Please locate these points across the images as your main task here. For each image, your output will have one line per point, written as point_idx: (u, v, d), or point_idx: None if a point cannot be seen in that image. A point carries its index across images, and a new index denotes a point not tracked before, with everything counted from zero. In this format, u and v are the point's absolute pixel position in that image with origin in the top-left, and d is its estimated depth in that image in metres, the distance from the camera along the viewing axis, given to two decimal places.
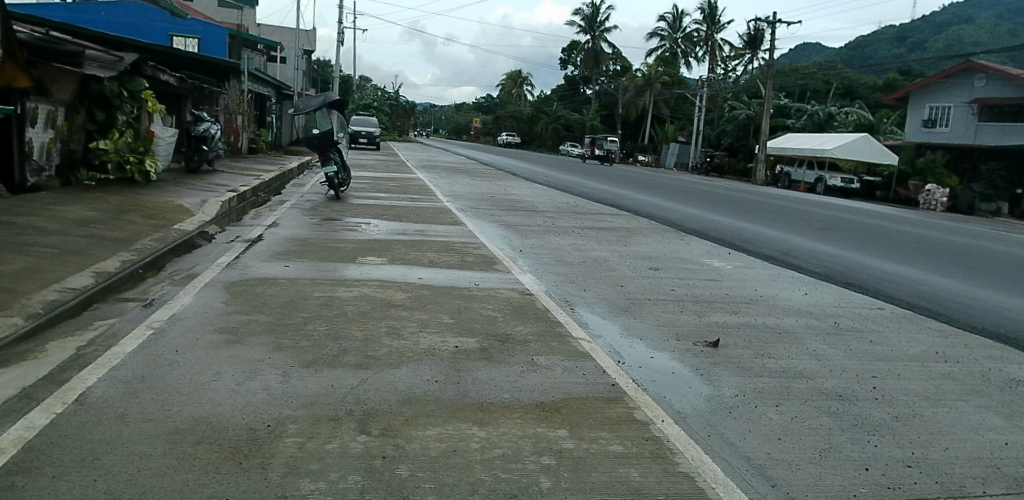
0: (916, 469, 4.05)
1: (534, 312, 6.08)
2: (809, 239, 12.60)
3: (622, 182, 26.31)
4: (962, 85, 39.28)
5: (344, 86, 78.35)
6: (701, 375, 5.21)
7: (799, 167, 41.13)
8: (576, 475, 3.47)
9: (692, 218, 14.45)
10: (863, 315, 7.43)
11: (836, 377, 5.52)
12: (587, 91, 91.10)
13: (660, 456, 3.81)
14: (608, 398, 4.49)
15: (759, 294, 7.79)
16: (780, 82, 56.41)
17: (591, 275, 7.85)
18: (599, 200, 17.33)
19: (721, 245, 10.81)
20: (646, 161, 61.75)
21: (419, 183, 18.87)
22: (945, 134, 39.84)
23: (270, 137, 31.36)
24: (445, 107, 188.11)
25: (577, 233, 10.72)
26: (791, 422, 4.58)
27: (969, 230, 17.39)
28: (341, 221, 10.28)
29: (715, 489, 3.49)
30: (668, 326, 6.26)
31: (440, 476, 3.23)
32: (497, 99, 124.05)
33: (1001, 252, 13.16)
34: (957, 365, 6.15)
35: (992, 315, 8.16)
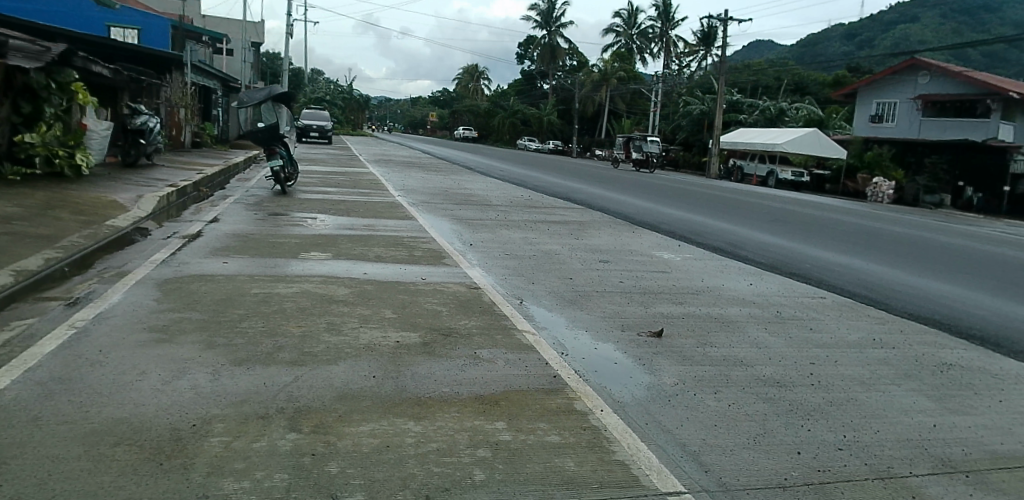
0: (846, 452, 4.22)
1: (480, 305, 6.06)
2: (759, 231, 12.81)
3: (575, 176, 26.55)
4: (907, 81, 40.55)
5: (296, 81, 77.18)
6: (643, 364, 5.26)
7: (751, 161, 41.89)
8: (511, 466, 3.47)
9: (645, 211, 14.57)
10: (805, 303, 7.62)
11: (775, 364, 5.65)
12: (544, 86, 91.53)
13: (596, 444, 3.85)
14: (549, 390, 4.51)
15: (706, 285, 7.90)
16: (734, 78, 57.51)
17: (539, 268, 7.89)
18: (555, 195, 17.33)
19: (672, 238, 10.92)
20: (603, 155, 62.29)
21: (371, 178, 18.63)
22: (891, 129, 41.20)
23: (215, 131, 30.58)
24: (402, 102, 187.32)
25: (528, 227, 10.72)
26: (728, 408, 4.68)
27: (910, 221, 18.01)
28: (288, 216, 10.13)
29: (649, 476, 3.58)
30: (613, 317, 6.31)
31: (371, 472, 3.19)
32: (452, 94, 123.73)
33: (941, 242, 13.68)
34: (892, 350, 6.37)
35: (926, 302, 8.49)
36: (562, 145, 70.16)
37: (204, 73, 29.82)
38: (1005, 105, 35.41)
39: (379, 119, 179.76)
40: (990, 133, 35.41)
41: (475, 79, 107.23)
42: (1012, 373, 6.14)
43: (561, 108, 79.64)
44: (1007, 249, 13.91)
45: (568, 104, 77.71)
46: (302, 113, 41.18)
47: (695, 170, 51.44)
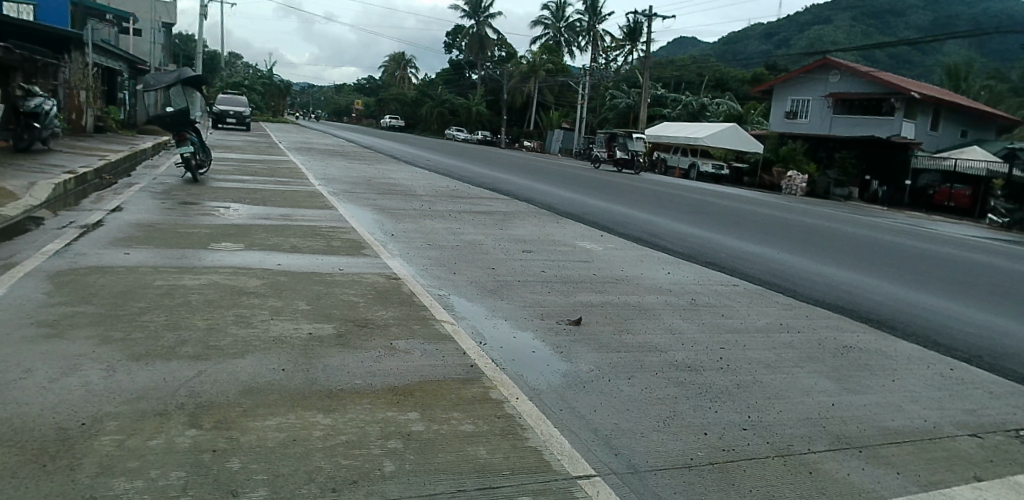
0: (749, 431, 4.43)
1: (399, 296, 6.00)
2: (678, 221, 13.19)
3: (503, 166, 26.70)
4: (820, 80, 42.66)
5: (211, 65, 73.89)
6: (561, 352, 5.34)
7: (674, 154, 43.13)
8: (422, 457, 3.45)
9: (569, 202, 14.76)
10: (718, 291, 7.90)
11: (688, 350, 5.84)
12: (472, 76, 91.34)
13: (510, 432, 3.88)
14: (465, 379, 4.51)
15: (626, 274, 8.10)
16: (658, 74, 59.08)
17: (462, 258, 7.87)
18: (481, 185, 17.30)
19: (595, 228, 11.10)
20: (532, 146, 62.77)
21: (291, 166, 18.10)
22: (805, 125, 43.28)
23: (120, 115, 28.97)
24: (326, 90, 182.90)
25: (453, 217, 10.70)
26: (640, 393, 4.82)
27: (820, 213, 19.00)
28: (199, 205, 9.75)
29: (561, 461, 3.65)
30: (534, 306, 6.37)
31: (275, 466, 3.10)
32: (378, 82, 121.51)
33: (847, 233, 14.50)
34: (797, 335, 6.72)
35: (831, 289, 8.97)
36: (491, 135, 70.10)
37: (108, 54, 28.12)
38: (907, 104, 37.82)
39: (304, 105, 174.73)
40: (894, 130, 37.76)
41: (402, 68, 105.79)
42: (904, 353, 6.60)
43: (490, 100, 79.71)
44: (905, 239, 14.91)
45: (497, 95, 77.86)
46: (218, 98, 39.47)
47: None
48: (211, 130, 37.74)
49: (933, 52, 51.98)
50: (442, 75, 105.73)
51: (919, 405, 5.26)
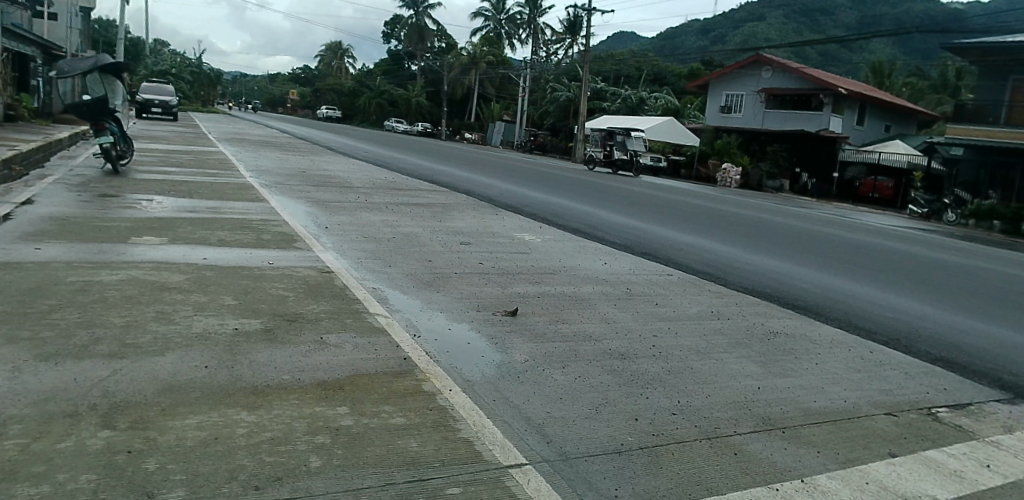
0: (679, 415, 4.56)
1: (331, 289, 5.89)
2: (616, 213, 13.38)
3: (444, 158, 26.51)
4: (753, 75, 44.06)
5: (134, 52, 70.32)
6: (496, 344, 5.35)
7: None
8: (351, 451, 3.40)
9: (510, 194, 14.77)
10: (652, 280, 8.08)
11: (621, 338, 5.95)
12: (411, 67, 90.29)
13: (441, 424, 3.88)
14: (397, 372, 4.47)
15: (562, 265, 8.20)
16: (598, 67, 59.75)
17: (398, 251, 7.79)
18: (419, 177, 17.10)
19: (534, 220, 11.14)
20: (473, 139, 62.57)
21: (219, 158, 17.48)
22: (739, 119, 44.63)
23: (32, 102, 27.31)
24: (260, 80, 177.16)
25: (389, 209, 10.57)
26: (573, 381, 4.88)
27: (753, 204, 19.62)
28: (119, 197, 9.30)
29: (492, 450, 3.67)
30: (470, 298, 6.36)
31: (194, 466, 3.01)
32: (313, 72, 118.50)
33: (777, 223, 15.03)
34: (727, 321, 6.95)
35: (760, 277, 9.29)
36: (431, 127, 69.43)
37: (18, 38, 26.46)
38: (835, 100, 39.45)
39: (236, 94, 168.75)
40: (823, 125, 39.35)
41: (339, 57, 103.55)
42: (827, 337, 6.91)
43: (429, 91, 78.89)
44: (832, 228, 15.54)
45: (437, 87, 77.16)
46: (141, 86, 37.65)
47: (561, 154, 52.33)
48: (135, 119, 36.10)
49: (858, 50, 54.37)
50: (381, 66, 104.09)
51: (840, 386, 5.52)
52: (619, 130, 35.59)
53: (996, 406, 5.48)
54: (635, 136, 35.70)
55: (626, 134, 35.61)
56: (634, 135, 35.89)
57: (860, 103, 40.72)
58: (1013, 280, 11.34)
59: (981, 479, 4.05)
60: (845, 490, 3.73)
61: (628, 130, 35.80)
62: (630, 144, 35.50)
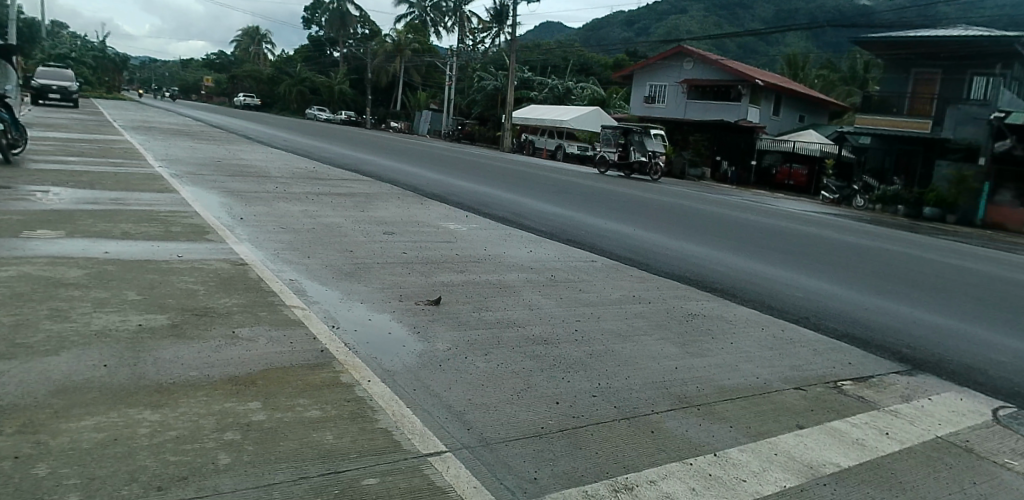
0: (599, 397, 4.67)
1: (245, 282, 5.71)
2: (542, 202, 13.48)
3: (369, 147, 26.03)
4: (675, 66, 45.25)
5: (28, 33, 65.36)
6: (418, 333, 5.33)
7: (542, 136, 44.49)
8: (263, 446, 3.31)
9: (436, 183, 14.67)
10: (578, 267, 8.21)
11: (545, 324, 6.04)
12: (334, 54, 88.02)
13: (359, 415, 3.82)
14: (315, 365, 4.39)
15: (489, 253, 8.22)
16: (525, 56, 59.98)
17: (318, 242, 7.61)
18: (341, 166, 16.72)
19: (460, 209, 11.10)
20: (399, 127, 61.73)
21: (124, 147, 16.52)
22: (662, 109, 45.75)
23: None
24: (171, 65, 168.44)
25: (309, 199, 10.30)
26: (494, 367, 4.92)
27: (676, 191, 20.15)
28: (10, 188, 8.67)
29: (412, 440, 3.65)
30: (392, 288, 6.29)
31: (91, 469, 2.85)
32: (228, 57, 113.45)
33: (699, 210, 15.47)
34: (649, 305, 7.14)
35: (681, 262, 9.59)
36: (356, 116, 67.91)
37: None
38: (753, 91, 41.01)
39: (145, 80, 159.93)
40: (742, 115, 40.79)
41: (256, 43, 99.55)
42: (742, 318, 7.21)
43: (353, 78, 77.10)
44: (751, 214, 16.15)
45: (361, 74, 75.52)
46: (36, 70, 35.07)
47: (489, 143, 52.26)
48: (28, 105, 33.67)
49: (774, 43, 56.68)
50: (301, 52, 100.89)
51: (752, 364, 5.78)
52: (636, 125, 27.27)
53: (895, 377, 5.88)
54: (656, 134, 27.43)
55: (645, 131, 27.41)
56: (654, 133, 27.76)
57: (776, 94, 42.47)
58: (913, 260, 12.14)
59: (881, 447, 4.33)
60: (755, 461, 3.92)
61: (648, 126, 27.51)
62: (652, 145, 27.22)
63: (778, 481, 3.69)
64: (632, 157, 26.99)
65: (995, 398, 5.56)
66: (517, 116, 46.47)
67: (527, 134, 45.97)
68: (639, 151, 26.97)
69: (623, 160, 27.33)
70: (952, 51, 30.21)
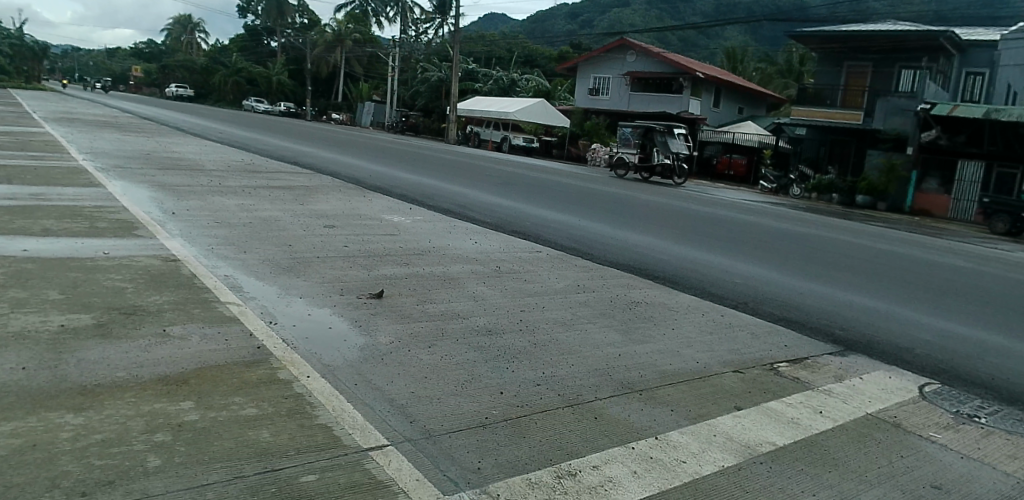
0: (542, 386, 4.70)
1: (176, 279, 5.53)
2: (486, 193, 13.46)
3: (308, 139, 25.50)
4: (618, 59, 45.82)
5: None
6: (359, 326, 5.26)
7: (488, 128, 44.50)
8: (196, 446, 3.21)
9: (378, 176, 14.48)
10: (522, 258, 8.25)
11: (489, 314, 6.05)
12: (271, 44, 85.70)
13: (297, 411, 3.74)
14: (251, 362, 4.28)
15: (432, 245, 8.16)
16: (469, 48, 59.77)
17: (255, 236, 7.40)
18: (280, 159, 16.31)
19: (403, 202, 10.98)
20: (341, 119, 60.63)
21: (45, 140, 15.66)
22: (606, 102, 46.29)
23: None
24: (95, 53, 160.67)
25: (247, 193, 10.02)
26: (437, 359, 4.89)
27: (618, 181, 20.44)
28: None
29: (353, 434, 3.59)
30: (333, 282, 6.18)
31: (7, 477, 2.71)
32: (159, 45, 108.88)
33: (642, 200, 15.73)
34: (593, 294, 7.23)
35: (623, 251, 9.74)
36: (295, 107, 66.23)
37: None
38: (693, 83, 41.89)
39: (67, 69, 151.69)
40: (684, 107, 41.64)
41: (189, 31, 95.76)
42: (683, 304, 7.38)
43: (292, 69, 75.21)
44: (692, 204, 16.51)
45: (300, 64, 73.79)
46: None
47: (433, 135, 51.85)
48: None
49: (714, 37, 58.08)
50: (237, 41, 97.68)
51: (693, 349, 5.93)
52: (658, 125, 25.29)
53: (828, 358, 6.12)
54: (680, 133, 25.33)
55: (667, 132, 25.42)
56: (677, 132, 25.75)
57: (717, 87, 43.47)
58: (846, 246, 12.65)
59: (814, 425, 4.51)
60: (694, 443, 4.02)
61: (671, 125, 25.50)
62: (676, 146, 25.30)
63: (717, 461, 3.80)
64: (655, 161, 25.10)
65: (921, 375, 5.86)
66: (462, 108, 46.37)
67: (472, 127, 45.93)
68: (663, 154, 25.13)
69: (645, 163, 25.44)
70: (882, 45, 31.52)
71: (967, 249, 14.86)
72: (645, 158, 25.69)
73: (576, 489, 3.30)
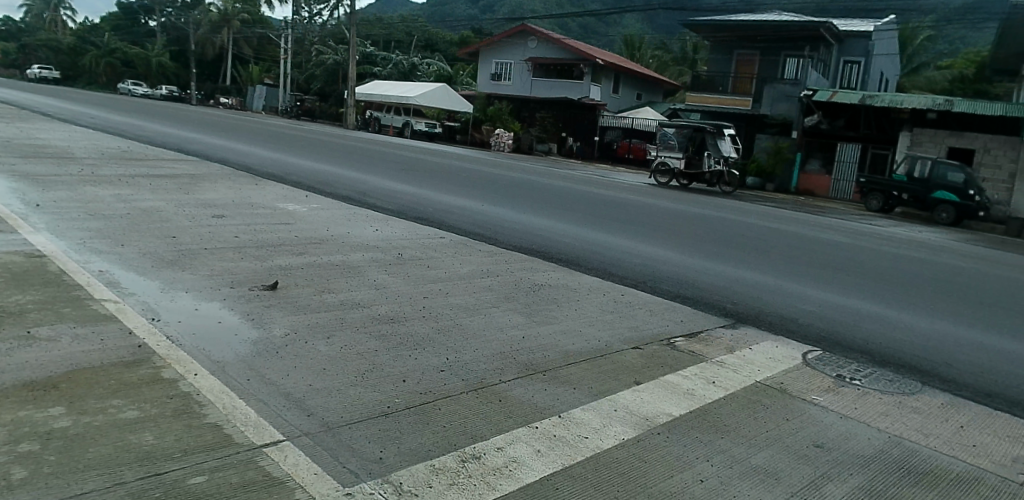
0: (447, 372, 4.68)
1: (41, 276, 5.08)
2: (388, 180, 13.18)
3: (194, 125, 23.88)
4: (519, 45, 46.20)
5: None
6: (251, 320, 5.03)
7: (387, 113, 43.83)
8: (68, 455, 2.96)
9: (272, 162, 13.86)
10: (425, 244, 8.16)
11: (390, 302, 5.94)
12: (149, 24, 80.05)
13: (184, 411, 3.54)
14: (130, 362, 4.00)
15: (330, 234, 7.91)
16: (367, 31, 58.41)
17: (135, 228, 6.91)
18: (162, 146, 15.25)
19: (298, 189, 10.60)
20: (231, 103, 57.66)
21: None
22: (508, 87, 46.63)
23: None
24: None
25: (123, 182, 9.31)
26: (337, 351, 4.76)
27: (521, 167, 20.59)
28: None
29: (245, 432, 3.44)
30: (222, 275, 5.88)
31: None
32: (15, 21, 98.94)
33: (546, 185, 15.92)
34: (496, 278, 7.26)
35: (526, 234, 9.86)
36: (179, 90, 62.02)
37: None
38: (594, 70, 42.91)
39: None
40: (585, 93, 42.49)
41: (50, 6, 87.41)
42: (585, 285, 7.56)
43: (173, 50, 70.57)
44: (594, 188, 16.87)
45: (182, 46, 69.43)
46: None
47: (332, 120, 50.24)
48: None
49: (612, 25, 59.61)
50: (107, 17, 90.19)
51: (595, 327, 6.11)
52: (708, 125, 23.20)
53: (720, 331, 6.48)
54: (732, 135, 23.32)
55: (718, 133, 23.44)
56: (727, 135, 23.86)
57: (616, 73, 44.68)
58: (735, 225, 13.38)
59: (708, 394, 4.75)
60: (597, 419, 4.14)
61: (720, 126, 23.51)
62: (727, 149, 23.26)
63: (618, 435, 3.92)
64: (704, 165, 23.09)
65: (806, 343, 6.30)
66: (360, 93, 45.50)
67: (371, 111, 45.10)
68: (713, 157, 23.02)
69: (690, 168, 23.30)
70: (767, 35, 33.48)
71: (843, 225, 16.05)
72: (692, 163, 23.51)
73: (480, 472, 3.31)
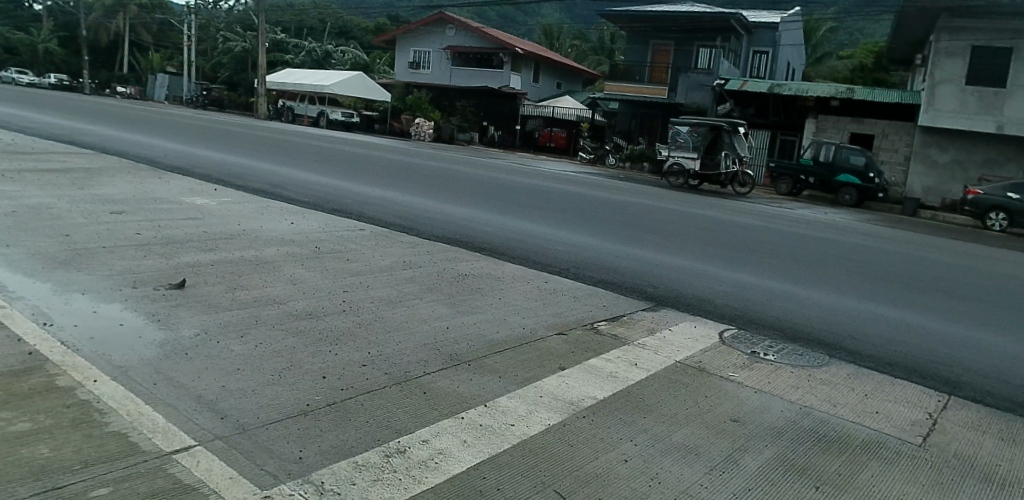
0: (369, 366, 4.57)
1: None
2: (304, 171, 12.77)
3: (88, 116, 22.24)
4: (436, 33, 45.76)
5: None
6: (157, 320, 4.76)
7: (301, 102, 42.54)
8: None
9: (178, 155, 13.15)
10: (344, 236, 7.96)
11: (308, 297, 5.76)
12: (34, 7, 73.99)
13: (83, 420, 3.30)
14: (20, 371, 3.71)
15: (242, 228, 7.58)
16: (277, 17, 56.21)
17: (20, 227, 6.38)
18: (53, 139, 14.15)
19: (206, 182, 10.11)
20: (130, 93, 54.24)
21: None
22: (428, 76, 46.09)
23: None
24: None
25: (6, 177, 8.58)
26: (253, 350, 4.56)
27: (444, 156, 20.38)
28: None
29: (152, 438, 3.25)
30: (123, 274, 5.53)
31: None
32: None
33: (469, 174, 15.82)
34: (420, 269, 7.16)
35: (448, 224, 9.80)
36: (70, 79, 57.78)
37: None
38: (513, 58, 42.93)
39: None
40: (505, 82, 42.55)
41: None
42: (509, 274, 7.58)
43: (62, 36, 65.54)
44: (516, 176, 16.94)
45: (73, 31, 64.59)
46: None
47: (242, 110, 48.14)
48: None
49: (531, 14, 59.87)
50: None
51: (520, 315, 6.14)
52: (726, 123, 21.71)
53: (641, 314, 6.65)
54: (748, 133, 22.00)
55: (735, 132, 21.97)
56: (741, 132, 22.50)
57: (536, 62, 44.85)
58: (654, 210, 13.76)
59: (631, 377, 4.87)
60: (523, 406, 4.15)
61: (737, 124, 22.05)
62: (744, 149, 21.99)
63: (543, 421, 3.95)
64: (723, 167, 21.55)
65: (721, 322, 6.57)
66: (272, 81, 43.94)
67: (284, 101, 43.58)
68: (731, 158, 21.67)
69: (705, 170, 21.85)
70: (681, 26, 34.29)
71: (754, 208, 16.82)
72: (707, 164, 22.04)
73: (406, 467, 3.25)
